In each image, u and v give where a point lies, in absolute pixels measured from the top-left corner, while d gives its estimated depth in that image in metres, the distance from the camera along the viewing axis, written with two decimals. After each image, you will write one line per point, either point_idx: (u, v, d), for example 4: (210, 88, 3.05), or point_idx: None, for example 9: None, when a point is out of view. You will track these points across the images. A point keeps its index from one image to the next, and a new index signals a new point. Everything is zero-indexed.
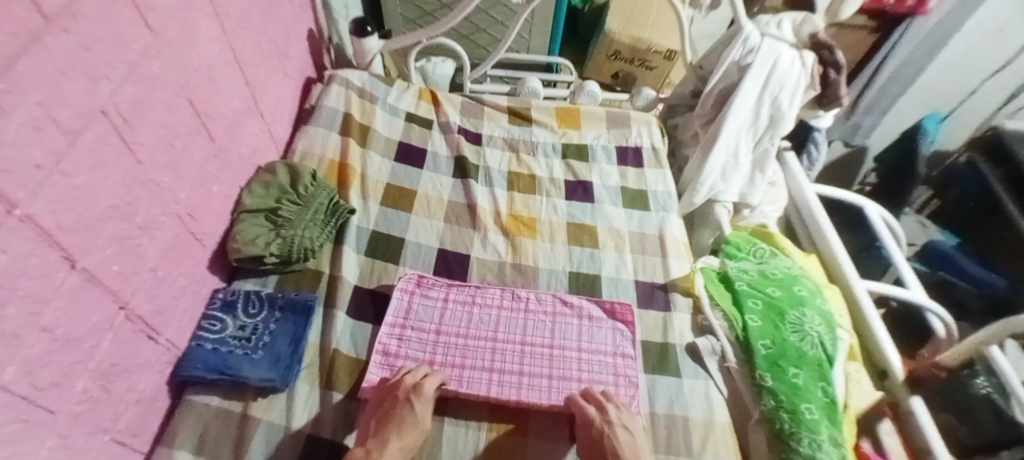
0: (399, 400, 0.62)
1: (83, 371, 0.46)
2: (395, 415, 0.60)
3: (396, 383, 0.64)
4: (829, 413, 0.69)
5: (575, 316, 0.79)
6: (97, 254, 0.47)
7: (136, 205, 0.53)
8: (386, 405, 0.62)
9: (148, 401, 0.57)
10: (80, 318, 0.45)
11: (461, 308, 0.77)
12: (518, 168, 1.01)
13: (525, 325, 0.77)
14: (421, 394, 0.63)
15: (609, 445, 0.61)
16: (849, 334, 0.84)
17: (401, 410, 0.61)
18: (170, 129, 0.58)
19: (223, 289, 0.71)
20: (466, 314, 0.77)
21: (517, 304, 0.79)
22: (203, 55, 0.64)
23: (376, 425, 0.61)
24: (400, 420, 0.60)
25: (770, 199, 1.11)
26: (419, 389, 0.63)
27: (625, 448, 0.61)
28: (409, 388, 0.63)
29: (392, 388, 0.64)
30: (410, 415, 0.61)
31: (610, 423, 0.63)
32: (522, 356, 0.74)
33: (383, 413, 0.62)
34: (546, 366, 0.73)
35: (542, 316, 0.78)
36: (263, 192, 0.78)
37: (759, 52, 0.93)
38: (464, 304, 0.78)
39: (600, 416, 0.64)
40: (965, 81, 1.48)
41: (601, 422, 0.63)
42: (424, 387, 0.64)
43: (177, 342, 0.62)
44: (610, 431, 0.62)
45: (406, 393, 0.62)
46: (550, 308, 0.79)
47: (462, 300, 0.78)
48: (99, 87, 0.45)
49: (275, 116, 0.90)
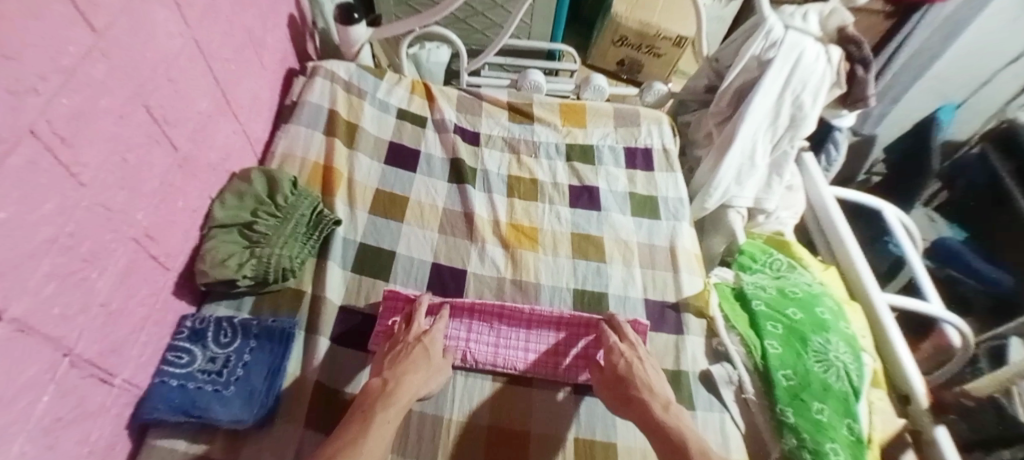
0: (410, 343, 0.64)
1: (22, 432, 0.40)
2: (411, 354, 0.63)
3: (405, 330, 0.66)
4: (855, 452, 0.64)
5: (580, 329, 0.72)
6: (29, 298, 0.40)
7: (80, 234, 0.45)
8: (397, 349, 0.64)
9: (103, 450, 0.51)
10: (15, 373, 0.38)
11: (461, 319, 0.73)
12: (518, 172, 0.94)
13: (527, 344, 0.71)
14: (432, 337, 0.66)
15: (638, 375, 0.64)
16: (873, 359, 0.78)
17: (417, 351, 0.63)
18: (122, 141, 0.50)
19: (192, 316, 0.64)
20: (466, 326, 0.72)
21: (518, 320, 0.73)
22: (163, 53, 0.56)
23: (389, 360, 0.62)
24: (415, 363, 0.62)
25: (787, 204, 1.03)
26: (428, 332, 0.66)
27: (653, 379, 0.64)
28: (418, 333, 0.66)
29: (401, 334, 0.66)
30: (426, 358, 0.63)
31: (640, 357, 0.66)
32: (527, 333, 0.72)
33: (395, 352, 0.63)
34: (554, 337, 0.72)
35: (547, 329, 0.73)
36: (237, 203, 0.71)
37: (783, 45, 0.84)
38: (463, 315, 0.73)
39: (630, 350, 0.67)
40: (978, 71, 1.39)
41: (629, 355, 0.66)
42: (432, 331, 0.67)
43: (136, 380, 0.55)
44: (640, 364, 0.65)
45: (416, 336, 0.65)
46: (553, 336, 0.72)
47: (462, 318, 0.73)
48: (27, 102, 0.37)
49: (251, 113, 0.82)
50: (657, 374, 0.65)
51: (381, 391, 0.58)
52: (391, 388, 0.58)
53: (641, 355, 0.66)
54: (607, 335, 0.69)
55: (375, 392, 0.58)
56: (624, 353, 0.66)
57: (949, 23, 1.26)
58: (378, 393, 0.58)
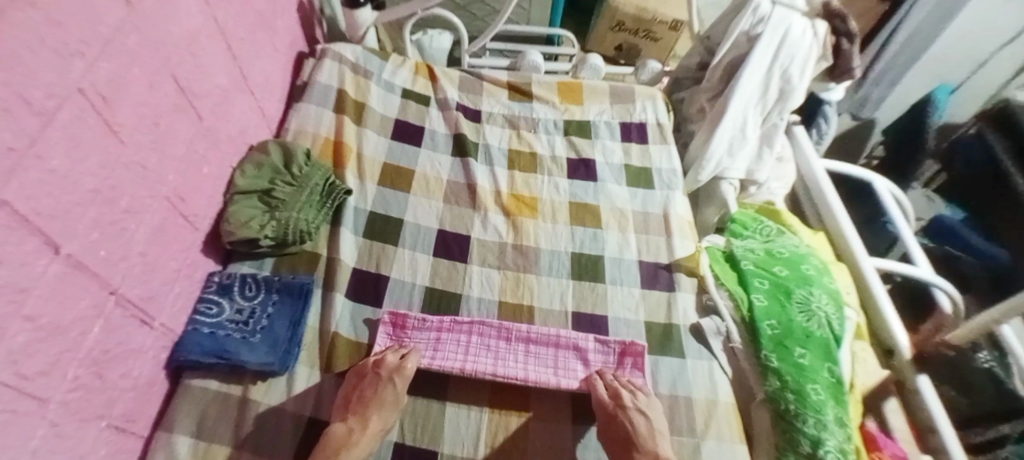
0: (382, 379, 0.62)
1: (73, 359, 0.45)
2: (379, 395, 0.61)
3: (378, 362, 0.64)
4: (836, 393, 0.68)
5: (575, 352, 0.72)
6: (79, 240, 0.45)
7: (120, 187, 0.51)
8: (366, 383, 0.63)
9: (144, 387, 0.57)
10: (67, 304, 0.43)
11: (459, 338, 0.71)
12: (519, 146, 0.99)
13: (527, 366, 0.70)
14: (404, 373, 0.64)
15: (627, 429, 0.63)
16: (856, 313, 0.83)
17: (386, 390, 0.62)
18: (152, 109, 0.55)
19: (219, 272, 0.70)
20: (465, 344, 0.71)
21: (515, 341, 0.72)
22: (186, 31, 0.61)
23: (356, 401, 0.61)
24: (381, 406, 0.61)
25: (778, 175, 1.07)
26: (402, 369, 0.64)
27: (641, 431, 0.63)
28: (393, 367, 0.64)
29: (373, 366, 0.64)
30: (393, 401, 0.62)
31: (626, 408, 0.64)
32: (525, 356, 0.71)
33: (363, 390, 0.62)
34: (552, 362, 0.71)
35: (545, 348, 0.72)
36: (256, 172, 0.76)
37: (770, 20, 0.88)
38: (460, 334, 0.72)
39: (613, 401, 0.65)
40: (974, 52, 1.39)
41: (615, 407, 0.64)
42: (406, 366, 0.64)
43: (173, 326, 0.61)
44: (627, 416, 0.63)
45: (389, 372, 0.63)
46: (552, 357, 0.71)
47: (459, 338, 0.71)
48: (73, 64, 0.42)
49: (266, 92, 0.87)
50: (648, 425, 0.63)
51: (346, 439, 0.58)
52: (355, 438, 0.58)
53: (627, 404, 0.64)
54: (596, 388, 0.67)
55: (340, 440, 0.58)
56: (628, 408, 0.64)
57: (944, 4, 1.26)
58: (342, 441, 0.58)
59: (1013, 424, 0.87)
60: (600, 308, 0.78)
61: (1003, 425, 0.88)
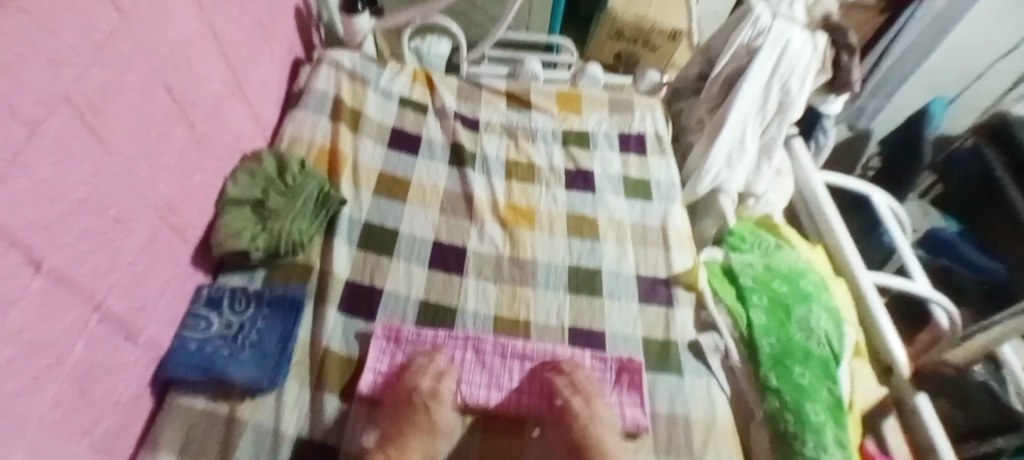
0: (418, 407, 0.63)
1: (59, 375, 0.43)
2: (416, 422, 0.62)
3: (414, 388, 0.65)
4: (835, 413, 0.67)
5: (568, 365, 0.71)
6: (67, 252, 0.43)
7: (109, 198, 0.49)
8: (405, 411, 0.63)
9: (129, 403, 0.55)
10: (53, 318, 0.42)
11: (454, 353, 0.71)
12: (517, 156, 0.98)
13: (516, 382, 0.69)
14: (440, 399, 0.65)
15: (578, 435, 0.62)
16: (855, 330, 0.82)
17: (421, 417, 0.63)
18: (145, 116, 0.54)
19: (209, 285, 0.68)
20: (461, 359, 0.70)
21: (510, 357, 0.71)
22: (180, 37, 0.60)
23: (395, 431, 0.62)
24: (418, 439, 0.61)
25: (776, 188, 1.06)
26: (438, 394, 0.65)
27: (596, 433, 0.62)
28: (427, 393, 0.65)
29: (410, 392, 0.64)
30: (431, 431, 0.63)
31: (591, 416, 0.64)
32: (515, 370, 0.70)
33: (401, 422, 0.63)
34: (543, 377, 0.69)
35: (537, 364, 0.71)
36: (249, 181, 0.75)
37: (770, 33, 0.88)
38: (455, 349, 0.71)
39: (581, 407, 0.64)
40: (970, 65, 1.41)
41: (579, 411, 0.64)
42: (441, 392, 0.65)
43: (159, 341, 0.60)
44: (590, 425, 0.63)
45: (424, 398, 0.64)
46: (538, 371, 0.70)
47: (453, 354, 0.70)
48: (62, 71, 0.40)
49: (261, 99, 0.86)
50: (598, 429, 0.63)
51: None
52: None
53: (593, 414, 0.64)
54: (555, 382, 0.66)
55: None
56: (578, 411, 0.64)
57: (942, 16, 1.27)
58: None
59: (1009, 437, 0.84)
60: (597, 323, 0.77)
61: (997, 439, 0.86)
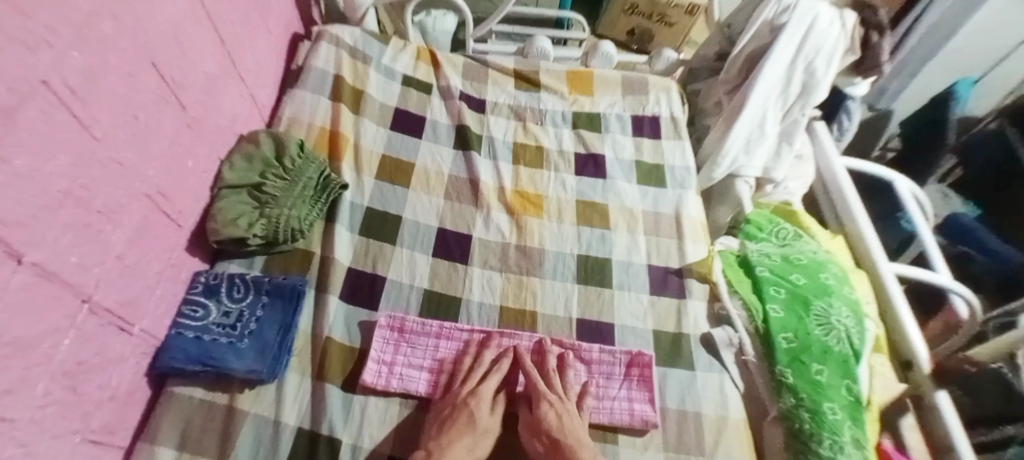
0: (459, 405, 0.61)
1: (45, 373, 0.41)
2: (458, 421, 0.60)
3: (456, 387, 0.64)
4: (853, 412, 0.65)
5: (582, 363, 0.70)
6: (48, 247, 0.41)
7: (94, 187, 0.46)
8: (447, 411, 0.61)
9: (124, 396, 0.54)
10: (37, 316, 0.40)
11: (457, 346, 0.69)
12: (525, 139, 0.94)
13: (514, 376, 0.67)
14: (480, 398, 0.63)
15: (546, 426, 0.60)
16: (875, 325, 0.79)
17: (463, 417, 0.60)
18: (131, 99, 0.51)
19: (206, 272, 0.66)
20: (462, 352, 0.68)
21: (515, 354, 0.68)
22: (169, 14, 0.56)
23: (437, 429, 0.60)
24: (460, 430, 0.58)
25: (796, 174, 1.02)
26: (478, 393, 0.63)
27: (569, 426, 0.60)
28: (468, 393, 0.63)
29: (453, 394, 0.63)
30: (471, 422, 0.60)
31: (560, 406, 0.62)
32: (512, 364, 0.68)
33: (443, 419, 0.61)
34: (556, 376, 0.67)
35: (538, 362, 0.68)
36: (246, 165, 0.72)
37: (796, 10, 0.83)
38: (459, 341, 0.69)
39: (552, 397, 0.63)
40: (998, 44, 1.32)
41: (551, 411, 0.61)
42: (480, 390, 0.64)
43: (154, 331, 0.58)
44: (565, 420, 0.61)
45: (466, 397, 0.62)
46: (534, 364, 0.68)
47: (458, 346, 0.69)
48: (38, 54, 0.37)
49: (258, 78, 0.82)
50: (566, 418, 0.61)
51: None
52: None
53: (563, 404, 0.62)
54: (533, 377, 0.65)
55: None
56: (552, 403, 0.62)
57: None
58: None
59: None
60: (606, 316, 0.74)
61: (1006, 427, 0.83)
